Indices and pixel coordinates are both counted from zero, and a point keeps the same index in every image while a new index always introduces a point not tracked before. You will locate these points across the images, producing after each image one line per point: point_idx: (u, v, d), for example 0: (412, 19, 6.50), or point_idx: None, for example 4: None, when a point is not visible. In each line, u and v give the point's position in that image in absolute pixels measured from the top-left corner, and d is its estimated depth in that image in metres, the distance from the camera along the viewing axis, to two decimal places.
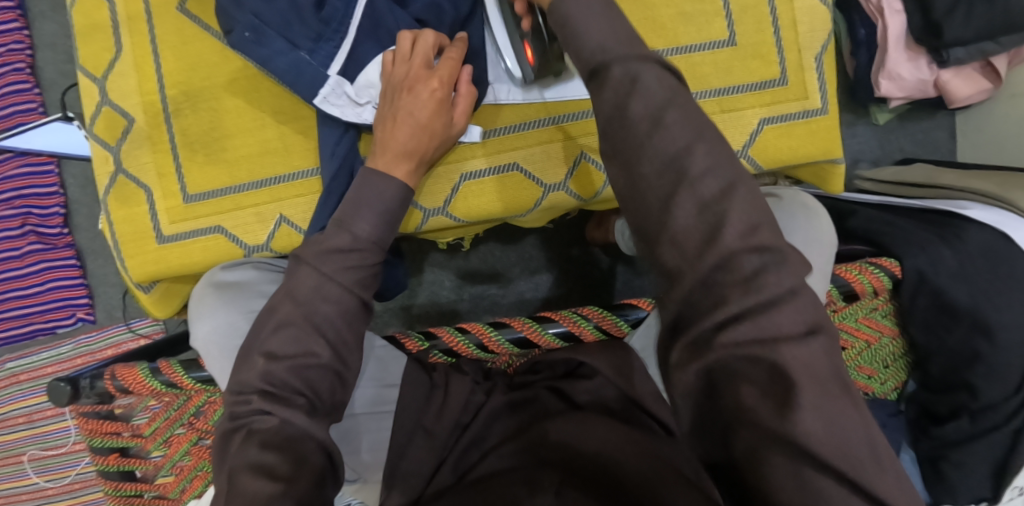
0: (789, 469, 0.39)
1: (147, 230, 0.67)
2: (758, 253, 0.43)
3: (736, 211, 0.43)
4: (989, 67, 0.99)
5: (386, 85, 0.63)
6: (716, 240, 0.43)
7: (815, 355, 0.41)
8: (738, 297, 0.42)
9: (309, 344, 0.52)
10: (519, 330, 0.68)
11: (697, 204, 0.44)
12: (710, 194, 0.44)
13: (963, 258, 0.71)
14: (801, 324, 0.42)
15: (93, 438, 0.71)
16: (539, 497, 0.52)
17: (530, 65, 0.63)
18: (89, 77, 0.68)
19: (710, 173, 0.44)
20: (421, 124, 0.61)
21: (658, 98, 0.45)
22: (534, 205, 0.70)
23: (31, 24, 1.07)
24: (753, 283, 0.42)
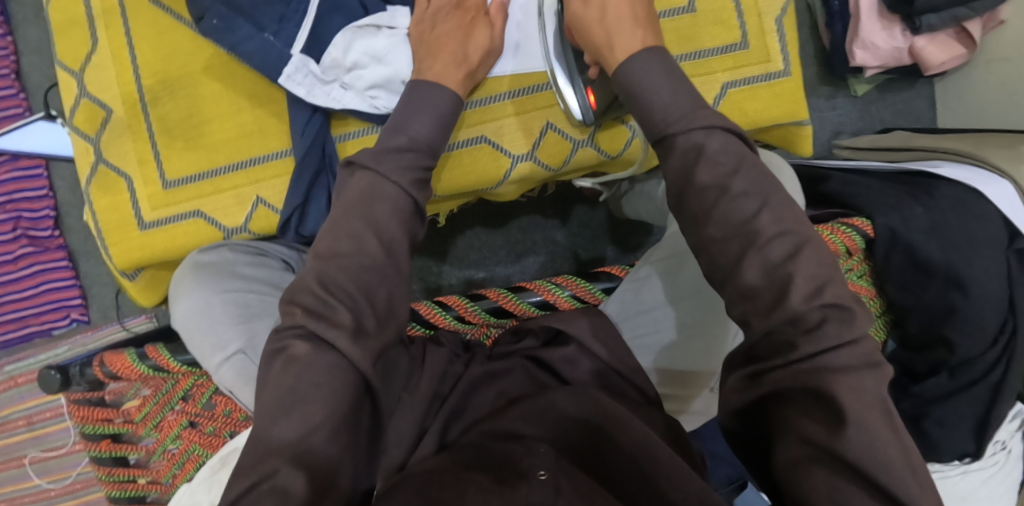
0: (827, 481, 0.43)
1: (130, 217, 0.68)
2: (825, 307, 0.47)
3: (802, 271, 0.49)
4: (964, 33, 0.99)
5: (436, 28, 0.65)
6: (784, 302, 0.48)
7: (863, 383, 0.45)
8: (802, 345, 0.46)
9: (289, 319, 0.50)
10: (495, 300, 0.71)
11: (763, 267, 0.49)
12: (778, 258, 0.50)
13: (935, 215, 0.72)
14: (860, 359, 0.46)
15: (86, 424, 0.74)
16: (535, 461, 0.52)
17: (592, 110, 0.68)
18: (68, 71, 0.70)
19: (778, 238, 0.50)
20: (465, 59, 0.63)
21: (724, 167, 0.53)
22: (504, 177, 0.71)
23: (15, 31, 1.08)
24: (814, 333, 0.46)
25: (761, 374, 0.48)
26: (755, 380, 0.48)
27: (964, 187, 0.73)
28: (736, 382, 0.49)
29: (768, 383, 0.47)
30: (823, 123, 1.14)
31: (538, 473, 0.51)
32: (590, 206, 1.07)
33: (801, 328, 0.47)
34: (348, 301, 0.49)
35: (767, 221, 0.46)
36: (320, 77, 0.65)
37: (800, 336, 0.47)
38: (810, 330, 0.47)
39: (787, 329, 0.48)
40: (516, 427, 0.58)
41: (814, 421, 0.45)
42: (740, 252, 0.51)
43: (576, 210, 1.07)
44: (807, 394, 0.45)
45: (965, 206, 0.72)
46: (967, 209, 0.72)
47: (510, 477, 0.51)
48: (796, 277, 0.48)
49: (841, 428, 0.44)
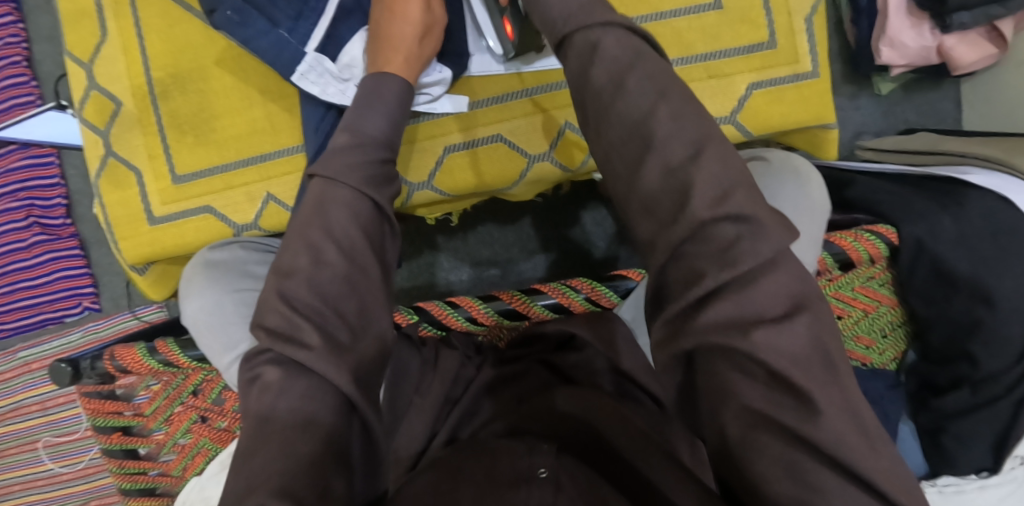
0: (779, 455, 0.43)
1: (140, 212, 0.68)
2: (728, 218, 0.46)
3: (703, 180, 0.47)
4: (995, 33, 0.96)
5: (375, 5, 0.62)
6: (685, 208, 0.47)
7: (795, 340, 0.44)
8: (720, 280, 0.45)
9: (297, 327, 0.48)
10: (508, 302, 0.69)
11: (663, 169, 0.48)
12: (677, 160, 0.48)
13: (963, 225, 0.70)
14: (778, 306, 0.45)
15: (96, 417, 0.73)
16: (537, 457, 0.50)
17: (510, 41, 0.62)
18: (77, 62, 0.68)
19: (677, 141, 0.48)
20: (405, 40, 0.59)
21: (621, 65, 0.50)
22: (520, 177, 0.70)
23: (28, 17, 1.08)
24: (729, 255, 0.45)
25: (683, 326, 0.46)
26: (677, 333, 0.46)
27: (994, 196, 0.71)
28: (659, 333, 0.47)
29: (688, 335, 0.46)
30: (846, 123, 1.11)
31: (539, 471, 0.48)
32: (604, 204, 1.05)
33: (712, 250, 0.46)
34: (325, 318, 0.49)
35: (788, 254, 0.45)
36: (333, 75, 0.63)
37: (713, 263, 0.45)
38: (726, 248, 0.46)
39: (699, 248, 0.46)
40: (524, 428, 0.56)
41: (753, 382, 0.44)
42: (635, 151, 0.49)
43: (589, 207, 1.05)
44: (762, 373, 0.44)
45: (993, 215, 0.70)
46: (995, 219, 0.70)
47: (507, 474, 0.48)
48: (696, 181, 0.47)
49: (803, 406, 0.43)
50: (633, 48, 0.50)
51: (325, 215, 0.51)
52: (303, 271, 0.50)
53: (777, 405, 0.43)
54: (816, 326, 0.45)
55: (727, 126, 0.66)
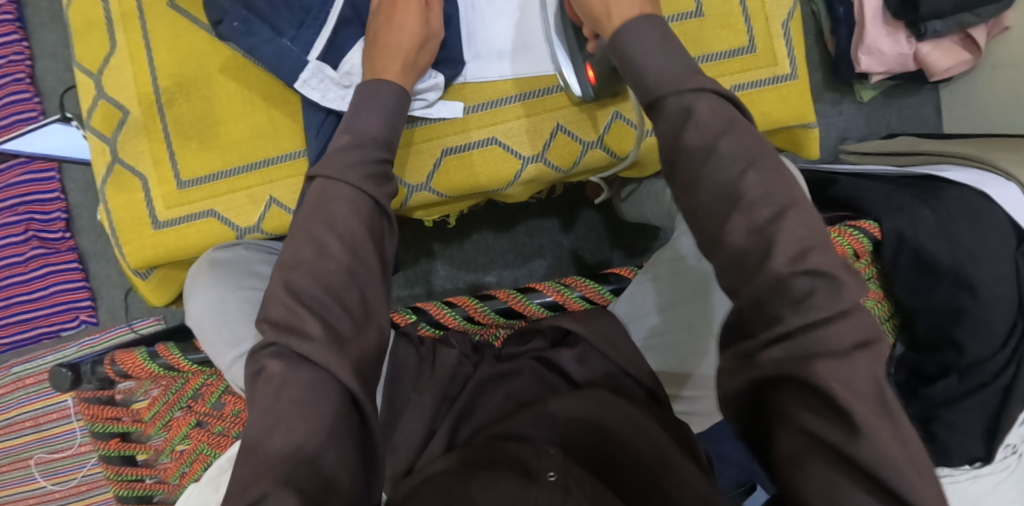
0: (823, 476, 0.44)
1: (143, 216, 0.69)
2: (809, 275, 0.46)
3: (786, 236, 0.47)
4: (969, 39, 1.00)
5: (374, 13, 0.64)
6: (766, 264, 0.46)
7: (857, 372, 0.44)
8: (790, 319, 0.45)
9: (299, 319, 0.49)
10: (504, 300, 0.71)
11: (748, 228, 0.48)
12: (764, 219, 0.48)
13: (942, 215, 0.72)
14: (848, 339, 0.45)
15: (95, 423, 0.74)
16: (545, 461, 0.53)
17: (592, 85, 0.66)
18: (86, 73, 0.71)
19: (763, 200, 0.48)
20: (402, 48, 0.61)
21: (714, 129, 0.50)
22: (513, 179, 0.72)
23: (32, 36, 1.10)
24: (803, 304, 0.45)
25: (753, 354, 0.47)
26: (747, 361, 0.47)
27: (971, 190, 0.74)
28: (732, 362, 0.48)
29: (759, 365, 0.46)
30: (830, 129, 1.14)
31: (549, 474, 0.52)
32: (596, 209, 1.08)
33: (787, 299, 0.46)
34: (328, 308, 0.50)
35: (814, 252, 0.46)
36: (332, 79, 0.65)
37: (788, 307, 0.46)
38: (800, 301, 0.45)
39: (775, 299, 0.46)
40: (525, 428, 0.59)
41: (814, 413, 0.44)
42: (725, 212, 0.49)
43: (583, 213, 1.07)
44: (805, 389, 0.45)
45: (972, 208, 0.73)
46: (973, 212, 0.73)
47: (521, 475, 0.52)
48: (781, 239, 0.47)
49: (850, 427, 0.43)
50: (724, 112, 0.51)
51: (327, 210, 0.52)
52: (306, 262, 0.51)
53: (832, 431, 0.44)
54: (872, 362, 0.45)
55: None
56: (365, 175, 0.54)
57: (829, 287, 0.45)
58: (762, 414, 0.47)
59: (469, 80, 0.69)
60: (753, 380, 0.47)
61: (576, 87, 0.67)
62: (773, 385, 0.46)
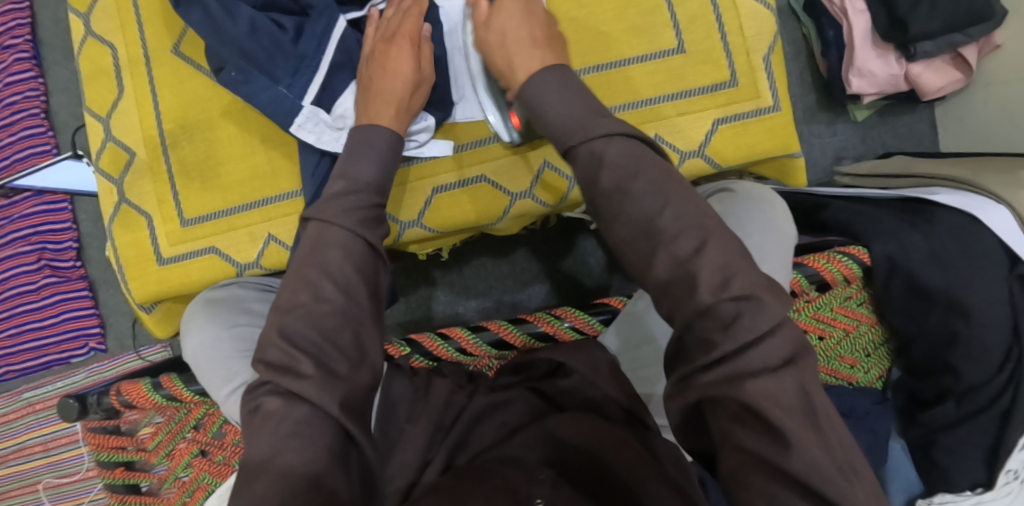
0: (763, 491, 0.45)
1: (149, 253, 0.71)
2: (735, 301, 0.48)
3: (707, 268, 0.49)
4: (960, 59, 1.01)
5: (367, 58, 0.66)
6: (693, 295, 0.49)
7: (786, 388, 0.46)
8: (721, 343, 0.47)
9: (294, 360, 0.51)
10: (495, 331, 0.72)
11: (672, 260, 0.51)
12: (686, 253, 0.51)
13: (932, 241, 0.73)
14: (777, 358, 0.47)
15: (100, 452, 0.76)
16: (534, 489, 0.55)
17: (518, 130, 0.68)
18: (95, 117, 0.73)
19: (684, 232, 0.51)
20: (396, 93, 0.63)
21: (626, 171, 0.53)
22: (503, 213, 0.73)
23: (47, 72, 1.14)
24: (731, 328, 0.48)
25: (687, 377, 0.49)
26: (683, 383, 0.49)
27: (961, 214, 0.74)
28: (670, 387, 0.50)
29: (694, 388, 0.48)
30: (825, 149, 1.15)
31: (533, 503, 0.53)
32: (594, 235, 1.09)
33: (719, 324, 0.48)
34: (320, 349, 0.52)
35: (745, 278, 0.49)
36: (329, 124, 0.67)
37: (719, 331, 0.48)
38: (729, 325, 0.48)
39: (706, 324, 0.49)
40: (518, 455, 0.60)
41: (749, 430, 0.46)
42: (698, 252, 0.50)
43: (581, 239, 1.09)
44: (739, 409, 0.46)
45: (962, 232, 0.73)
46: (964, 236, 0.73)
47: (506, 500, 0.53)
48: (702, 272, 0.49)
49: (784, 443, 0.45)
50: (635, 152, 0.54)
51: (322, 255, 0.54)
52: (300, 305, 0.53)
53: (765, 446, 0.46)
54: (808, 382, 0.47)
55: (696, 159, 0.69)
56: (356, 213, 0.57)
57: (756, 310, 0.48)
58: (703, 426, 0.49)
59: (457, 120, 0.72)
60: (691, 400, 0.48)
61: (502, 133, 0.69)
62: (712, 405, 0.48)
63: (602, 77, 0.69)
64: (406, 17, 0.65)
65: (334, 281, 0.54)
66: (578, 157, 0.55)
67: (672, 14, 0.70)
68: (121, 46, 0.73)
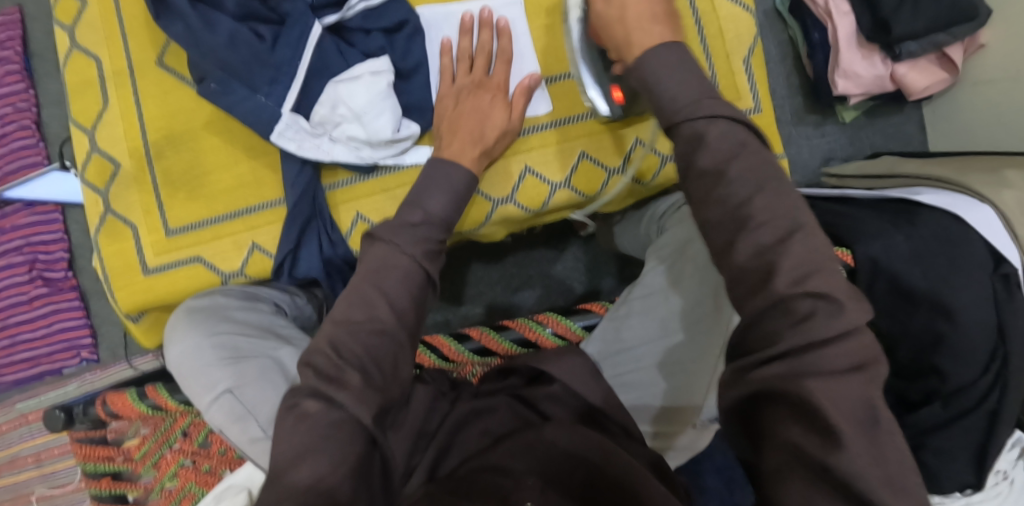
0: (804, 492, 0.42)
1: (134, 263, 0.72)
2: (811, 297, 0.46)
3: (791, 257, 0.47)
4: (945, 58, 1.01)
5: (453, 95, 0.67)
6: (766, 286, 0.47)
7: (848, 391, 0.44)
8: (788, 338, 0.45)
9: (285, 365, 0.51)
10: (478, 339, 0.72)
11: (755, 248, 0.48)
12: (768, 242, 0.48)
13: (916, 242, 0.73)
14: (846, 362, 0.44)
15: (88, 462, 0.78)
16: (522, 492, 0.55)
17: (619, 104, 0.68)
18: (80, 129, 0.73)
19: (766, 224, 0.49)
20: (482, 135, 0.65)
21: (724, 153, 0.51)
22: (484, 220, 0.70)
23: (37, 84, 1.15)
24: (804, 324, 0.45)
25: (743, 371, 0.47)
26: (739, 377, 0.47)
27: (944, 214, 0.75)
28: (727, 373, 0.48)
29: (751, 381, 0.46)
30: (814, 150, 1.15)
31: None
32: (582, 240, 1.10)
33: (790, 320, 0.46)
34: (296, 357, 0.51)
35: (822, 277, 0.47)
36: (310, 132, 0.67)
37: (788, 326, 0.46)
38: (801, 321, 0.45)
39: (774, 317, 0.46)
40: (506, 461, 0.59)
41: (800, 427, 0.44)
42: None
43: (571, 244, 1.09)
44: (796, 407, 0.44)
45: (946, 234, 0.73)
46: (947, 237, 0.73)
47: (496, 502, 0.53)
48: (783, 261, 0.47)
49: (834, 441, 0.43)
50: (735, 137, 0.52)
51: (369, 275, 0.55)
52: None
53: (812, 444, 0.43)
54: (865, 387, 0.44)
55: None
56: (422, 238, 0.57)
57: (833, 311, 0.45)
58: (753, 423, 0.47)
59: None
60: (745, 391, 0.46)
61: (602, 106, 0.68)
62: (767, 399, 0.46)
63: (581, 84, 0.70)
64: (480, 63, 0.68)
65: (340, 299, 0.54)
66: (678, 135, 0.53)
67: None
68: (106, 58, 0.73)
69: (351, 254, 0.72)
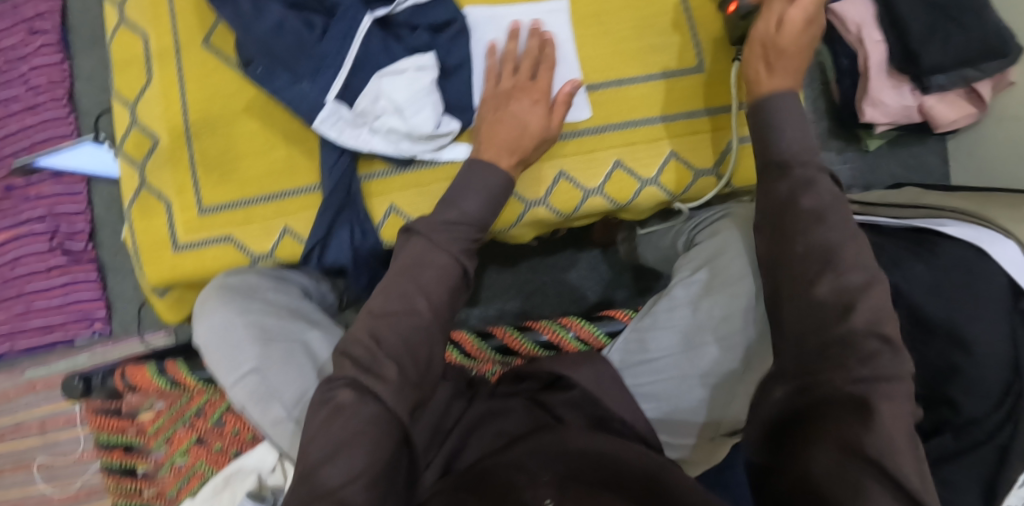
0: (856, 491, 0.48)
1: (164, 239, 0.72)
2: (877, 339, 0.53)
3: (865, 304, 0.55)
4: (974, 94, 1.01)
5: (494, 98, 0.67)
6: (847, 318, 0.54)
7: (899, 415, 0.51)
8: (858, 368, 0.53)
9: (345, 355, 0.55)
10: (501, 337, 0.73)
11: (836, 286, 0.56)
12: (853, 282, 0.56)
13: (936, 271, 0.74)
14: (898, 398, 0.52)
15: (102, 432, 0.80)
16: (538, 489, 0.56)
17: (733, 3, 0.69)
18: (123, 103, 0.75)
19: (855, 269, 0.56)
20: (520, 142, 0.64)
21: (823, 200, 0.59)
22: (516, 220, 0.69)
23: (73, 59, 1.18)
24: (870, 359, 0.53)
25: (805, 386, 0.54)
26: (800, 390, 0.54)
27: (967, 246, 0.74)
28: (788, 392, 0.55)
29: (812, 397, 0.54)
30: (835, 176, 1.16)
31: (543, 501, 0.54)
32: (600, 249, 1.10)
33: (858, 354, 0.53)
34: None
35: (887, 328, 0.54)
36: (350, 120, 0.67)
37: (856, 359, 0.53)
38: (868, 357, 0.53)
39: (842, 351, 0.54)
40: (522, 460, 0.60)
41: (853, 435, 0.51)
42: None
43: (588, 252, 1.10)
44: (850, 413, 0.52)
45: (967, 266, 0.73)
46: (969, 270, 0.73)
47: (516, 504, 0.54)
48: (860, 303, 0.55)
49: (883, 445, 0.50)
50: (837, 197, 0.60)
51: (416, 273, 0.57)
52: None
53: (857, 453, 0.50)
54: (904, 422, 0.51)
55: (709, 178, 0.70)
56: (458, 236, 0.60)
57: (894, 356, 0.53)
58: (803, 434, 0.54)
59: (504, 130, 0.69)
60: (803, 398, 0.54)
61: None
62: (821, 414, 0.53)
63: (620, 93, 0.70)
64: (525, 69, 0.67)
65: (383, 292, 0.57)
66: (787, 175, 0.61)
67: (693, 35, 0.71)
68: (153, 36, 0.74)
69: (378, 244, 0.72)
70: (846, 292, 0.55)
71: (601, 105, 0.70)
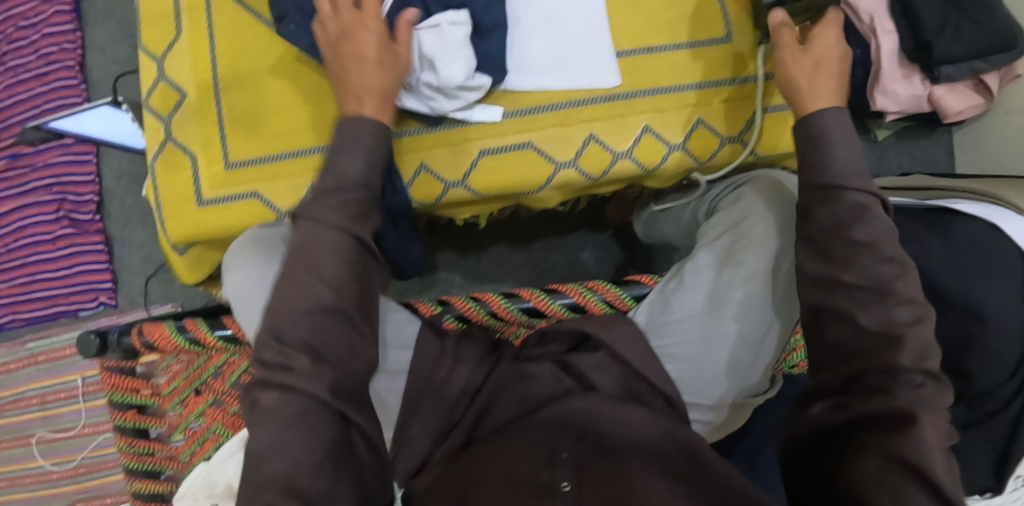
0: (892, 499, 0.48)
1: (188, 194, 0.72)
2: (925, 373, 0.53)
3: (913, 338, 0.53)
4: (981, 86, 1.04)
5: (324, 40, 0.63)
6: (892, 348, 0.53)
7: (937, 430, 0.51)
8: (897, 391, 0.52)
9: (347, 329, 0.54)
10: (528, 299, 0.70)
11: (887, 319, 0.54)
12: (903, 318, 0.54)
13: (951, 245, 0.75)
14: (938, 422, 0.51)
15: (115, 392, 0.75)
16: (558, 469, 0.57)
17: None
18: (150, 56, 0.75)
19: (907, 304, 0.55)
20: (380, 85, 0.61)
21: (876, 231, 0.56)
22: (545, 182, 0.71)
23: (85, 28, 1.15)
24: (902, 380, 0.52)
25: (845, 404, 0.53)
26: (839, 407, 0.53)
27: (981, 222, 0.75)
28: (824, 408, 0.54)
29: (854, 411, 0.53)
30: None
31: (562, 484, 0.55)
32: (614, 230, 1.10)
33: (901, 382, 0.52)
34: None
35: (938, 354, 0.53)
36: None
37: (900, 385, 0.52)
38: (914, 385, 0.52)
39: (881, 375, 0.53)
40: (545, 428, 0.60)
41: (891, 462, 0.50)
42: None
43: (601, 233, 1.10)
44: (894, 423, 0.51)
45: (979, 242, 0.74)
46: (981, 246, 0.74)
47: (535, 492, 0.55)
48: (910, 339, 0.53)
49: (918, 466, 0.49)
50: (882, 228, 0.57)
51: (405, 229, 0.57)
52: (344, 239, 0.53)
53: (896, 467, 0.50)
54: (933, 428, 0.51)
55: (735, 146, 0.72)
56: (343, 204, 0.56)
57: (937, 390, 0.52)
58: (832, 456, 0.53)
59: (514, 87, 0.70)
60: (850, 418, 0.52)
61: None
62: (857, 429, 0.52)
63: (649, 61, 0.71)
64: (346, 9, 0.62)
65: (325, 281, 0.54)
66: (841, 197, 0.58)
67: (721, 5, 0.71)
68: None
69: (409, 203, 0.72)
70: (893, 325, 0.54)
71: (631, 71, 0.71)
